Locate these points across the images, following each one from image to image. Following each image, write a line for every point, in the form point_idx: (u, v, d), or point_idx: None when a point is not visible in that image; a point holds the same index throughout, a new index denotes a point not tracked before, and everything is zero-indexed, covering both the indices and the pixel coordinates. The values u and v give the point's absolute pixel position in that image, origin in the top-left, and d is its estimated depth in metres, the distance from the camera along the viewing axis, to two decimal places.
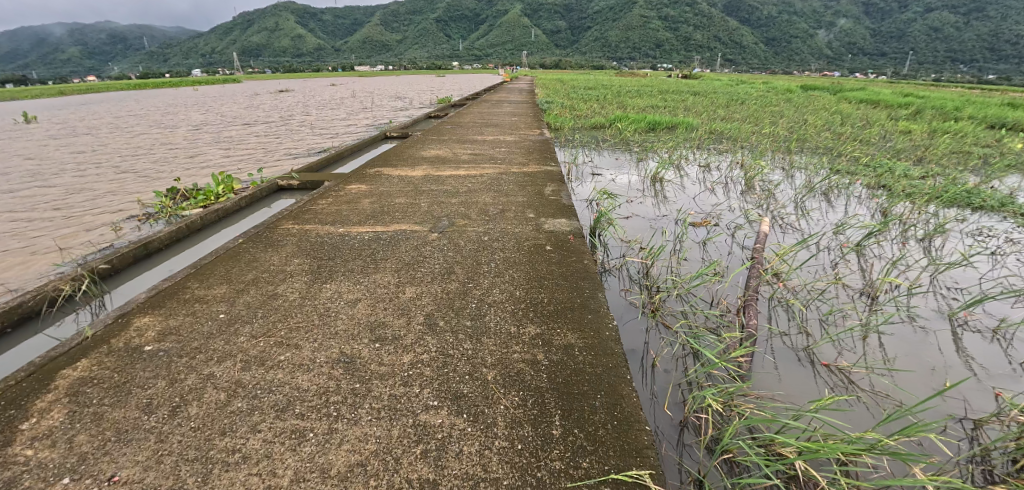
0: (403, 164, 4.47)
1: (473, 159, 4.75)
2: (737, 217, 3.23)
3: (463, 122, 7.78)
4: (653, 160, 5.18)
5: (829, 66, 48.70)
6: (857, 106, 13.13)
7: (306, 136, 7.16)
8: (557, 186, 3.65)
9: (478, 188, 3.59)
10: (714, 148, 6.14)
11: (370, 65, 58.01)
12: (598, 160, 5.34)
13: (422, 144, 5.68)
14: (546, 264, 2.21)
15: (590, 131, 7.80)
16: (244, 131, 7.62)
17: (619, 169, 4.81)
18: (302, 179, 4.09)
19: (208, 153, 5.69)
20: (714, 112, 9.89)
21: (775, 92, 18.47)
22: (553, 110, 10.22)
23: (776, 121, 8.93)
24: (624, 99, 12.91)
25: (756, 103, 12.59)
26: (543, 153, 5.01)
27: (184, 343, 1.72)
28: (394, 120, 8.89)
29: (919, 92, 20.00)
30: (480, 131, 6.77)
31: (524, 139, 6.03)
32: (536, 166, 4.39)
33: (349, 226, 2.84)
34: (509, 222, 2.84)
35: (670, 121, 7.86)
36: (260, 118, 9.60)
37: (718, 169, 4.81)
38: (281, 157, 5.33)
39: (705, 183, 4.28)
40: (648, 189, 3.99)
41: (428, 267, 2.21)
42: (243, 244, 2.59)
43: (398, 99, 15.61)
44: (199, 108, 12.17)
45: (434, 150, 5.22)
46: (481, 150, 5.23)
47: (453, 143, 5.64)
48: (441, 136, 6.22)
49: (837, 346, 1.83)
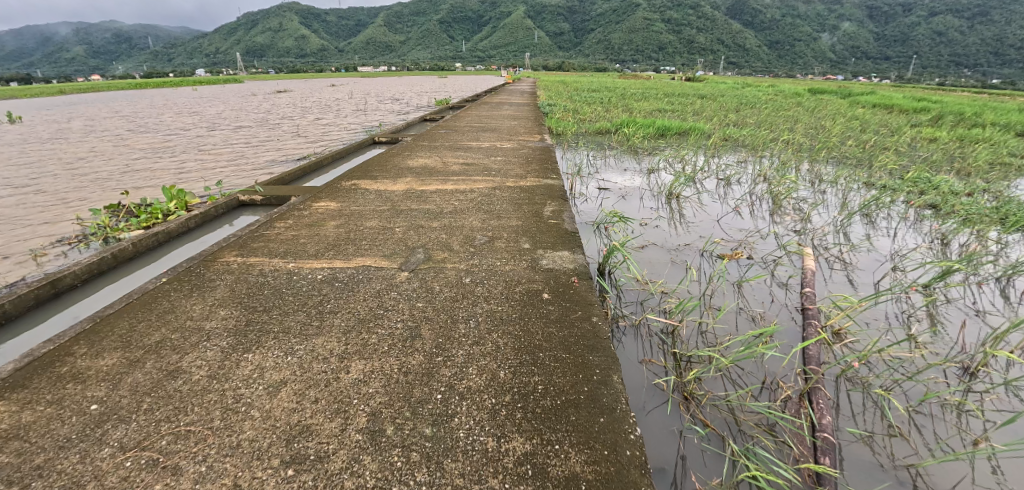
0: (384, 176, 3.94)
1: (465, 169, 4.23)
2: (773, 247, 2.70)
3: (458, 126, 7.24)
4: (666, 173, 4.64)
5: (834, 70, 48.23)
6: (872, 110, 12.58)
7: (288, 141, 6.64)
8: (559, 206, 3.12)
9: (465, 208, 3.07)
10: (731, 157, 5.62)
11: (371, 66, 57.81)
12: (605, 171, 4.80)
13: (411, 151, 5.15)
14: (542, 324, 1.69)
15: (595, 136, 7.28)
16: (223, 136, 7.10)
17: (629, 182, 4.27)
18: (268, 193, 3.56)
19: (175, 161, 5.18)
20: (726, 117, 9.34)
21: (784, 96, 17.92)
22: (555, 113, 9.69)
23: (793, 127, 8.37)
24: (630, 102, 12.38)
25: (767, 107, 12.07)
26: (544, 163, 4.49)
27: (24, 459, 1.22)
28: (387, 123, 8.38)
29: (932, 97, 19.45)
30: (475, 137, 6.24)
31: (523, 146, 5.51)
32: (535, 179, 3.86)
33: (303, 260, 2.31)
34: (498, 254, 2.30)
35: (681, 127, 7.34)
36: (247, 121, 9.09)
37: (740, 184, 4.30)
38: (253, 167, 4.82)
39: (728, 200, 3.75)
40: (665, 208, 3.46)
41: (386, 327, 1.68)
42: (166, 286, 2.07)
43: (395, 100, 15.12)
44: (186, 109, 11.67)
45: (423, 158, 4.69)
46: (474, 159, 4.71)
47: (444, 151, 5.12)
48: (432, 143, 5.70)
49: (947, 467, 1.35)
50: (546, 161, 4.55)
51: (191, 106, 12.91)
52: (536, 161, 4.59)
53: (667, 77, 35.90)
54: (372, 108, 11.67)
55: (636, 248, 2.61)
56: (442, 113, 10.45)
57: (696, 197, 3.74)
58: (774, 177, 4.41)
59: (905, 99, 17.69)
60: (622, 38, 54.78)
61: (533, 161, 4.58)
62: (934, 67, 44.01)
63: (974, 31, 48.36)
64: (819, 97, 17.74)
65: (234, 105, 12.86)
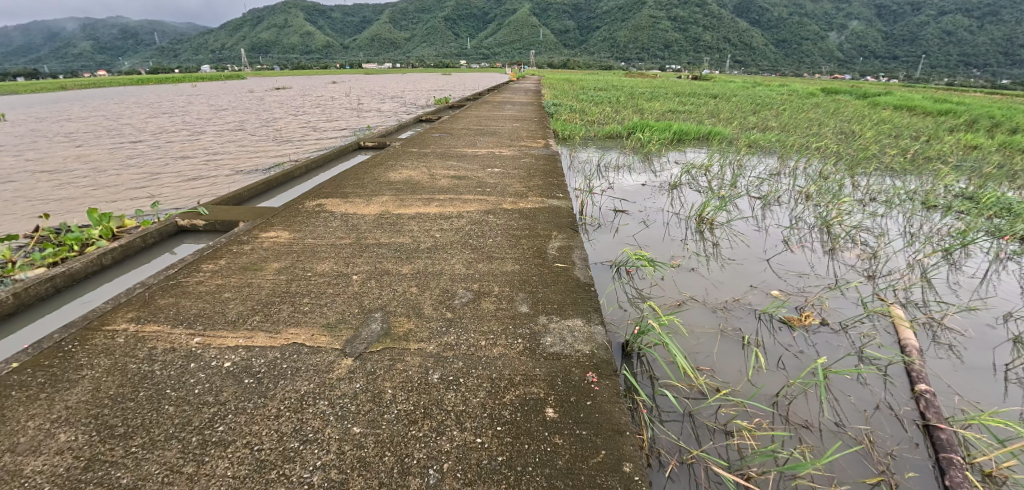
0: (356, 194, 3.29)
1: (454, 185, 3.57)
2: (849, 309, 2.05)
3: (454, 129, 6.58)
4: (691, 189, 3.97)
5: (842, 70, 47.46)
6: (895, 113, 11.85)
7: (266, 146, 6.00)
8: (566, 240, 2.46)
9: (449, 242, 2.41)
10: (759, 168, 4.95)
11: (373, 63, 57.27)
12: (619, 181, 4.13)
13: (395, 159, 4.52)
14: (539, 482, 1.10)
15: (604, 141, 6.61)
16: (197, 141, 6.49)
17: (649, 198, 3.62)
18: (212, 216, 2.94)
19: (130, 174, 4.57)
20: (744, 120, 8.66)
21: (798, 96, 17.22)
22: (560, 114, 9.03)
23: (819, 131, 7.67)
24: (640, 102, 11.69)
25: (785, 109, 11.39)
26: (549, 176, 3.83)
27: None
28: (377, 125, 7.74)
29: (952, 98, 18.76)
30: (472, 142, 5.59)
31: (525, 154, 4.84)
32: (538, 199, 3.20)
33: (214, 330, 1.68)
34: (485, 324, 1.66)
35: (700, 132, 6.67)
36: (231, 122, 8.49)
37: (780, 204, 3.63)
38: (214, 181, 4.20)
39: (771, 228, 3.09)
40: (696, 240, 2.81)
41: (294, 482, 1.09)
42: (11, 377, 1.47)
43: (393, 99, 14.48)
44: (171, 109, 11.07)
45: (408, 170, 4.03)
46: (467, 171, 4.05)
47: (433, 160, 4.46)
48: (422, 149, 5.05)
49: None
50: (551, 175, 3.89)
51: (178, 105, 12.30)
52: (539, 174, 3.93)
53: (673, 75, 35.25)
54: (367, 108, 11.05)
55: (670, 306, 1.97)
56: (440, 113, 9.82)
57: (732, 223, 3.09)
58: (819, 197, 3.74)
59: (923, 100, 17.00)
60: (627, 37, 54.02)
61: (536, 174, 3.92)
62: (945, 65, 43.16)
63: (987, 30, 47.43)
64: (833, 98, 17.05)
65: (223, 104, 12.28)
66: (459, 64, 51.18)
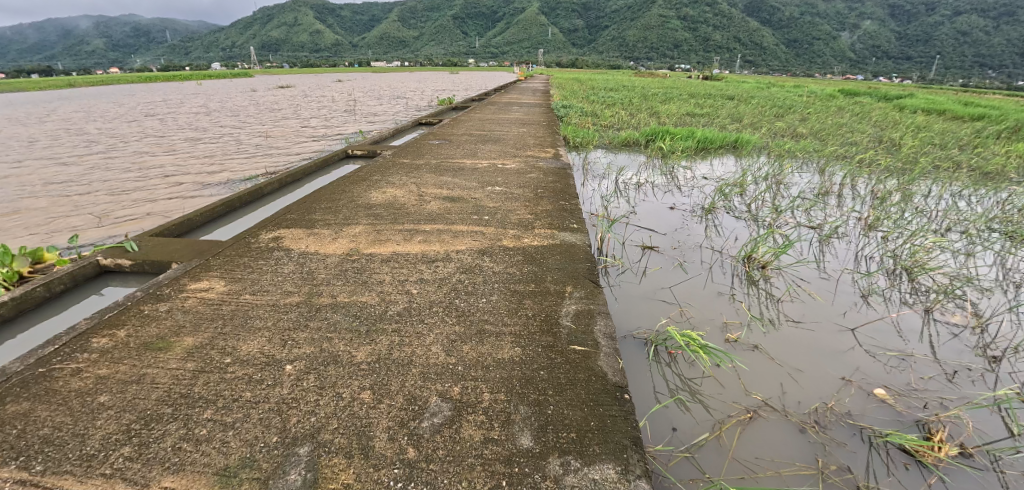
0: (323, 224, 2.69)
1: (445, 211, 2.95)
2: (991, 427, 1.46)
3: (454, 135, 5.96)
4: (729, 214, 3.35)
5: (857, 71, 46.40)
6: (928, 118, 11.11)
7: (245, 154, 5.42)
8: (584, 300, 1.83)
9: (427, 303, 1.80)
10: (800, 184, 4.31)
11: (380, 62, 56.98)
12: (642, 202, 3.51)
13: (382, 173, 3.93)
14: None
15: (620, 150, 5.98)
16: (173, 147, 5.93)
17: (681, 226, 2.99)
18: (141, 254, 2.36)
19: (82, 190, 4.02)
20: (770, 125, 7.99)
21: (820, 98, 16.43)
22: (570, 117, 8.38)
23: (856, 139, 6.95)
24: (655, 104, 11.02)
25: (810, 112, 10.70)
26: (559, 198, 3.22)
27: None
28: (372, 129, 7.16)
29: (978, 100, 17.93)
30: (472, 150, 4.99)
31: (531, 167, 4.23)
32: (546, 233, 2.57)
33: (57, 479, 1.13)
34: (461, 478, 1.10)
35: (726, 141, 6.02)
36: (218, 126, 7.94)
37: (840, 236, 3.01)
38: (171, 201, 3.62)
39: (838, 274, 2.47)
40: (749, 295, 2.20)
41: None
42: None
43: (395, 99, 13.90)
44: (160, 110, 10.53)
45: (393, 189, 3.42)
46: (461, 190, 3.43)
47: (425, 176, 3.84)
48: (415, 160, 4.46)
49: None
50: (562, 196, 3.27)
51: (170, 104, 11.78)
52: (547, 195, 3.31)
53: (684, 76, 34.52)
54: (367, 110, 10.48)
55: (738, 421, 1.41)
56: (441, 115, 9.22)
57: (790, 267, 2.47)
58: (888, 228, 3.09)
59: (951, 102, 16.15)
60: (637, 36, 53.13)
61: (543, 195, 3.30)
62: (961, 67, 42.22)
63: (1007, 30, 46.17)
64: (856, 100, 16.26)
65: (218, 104, 11.76)
66: (465, 64, 50.73)
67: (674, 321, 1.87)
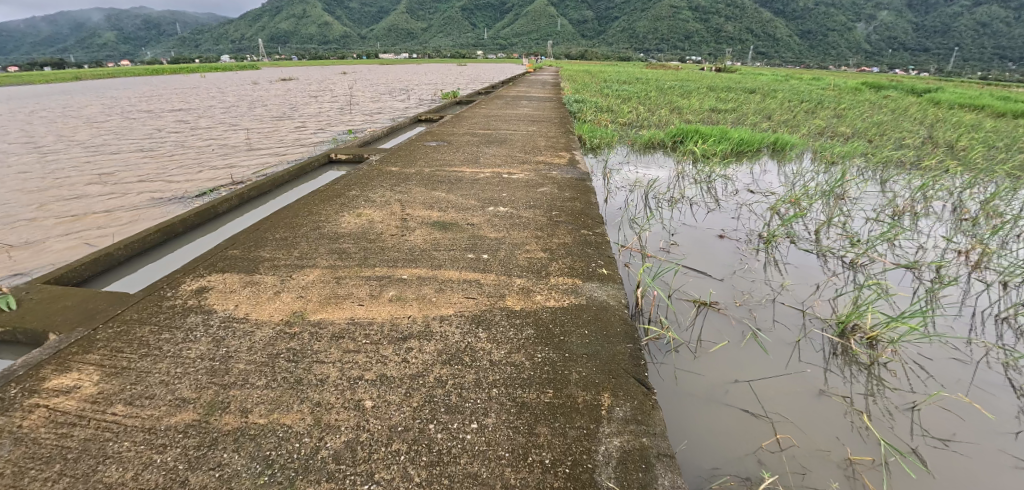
0: (270, 271, 2.03)
1: (432, 244, 2.25)
2: None
3: (454, 135, 5.25)
4: (794, 244, 2.65)
5: (875, 63, 44.98)
6: (969, 114, 10.29)
7: (216, 157, 4.77)
8: (631, 426, 1.18)
9: (383, 433, 1.16)
10: (863, 200, 3.60)
11: (386, 53, 56.41)
12: (680, 228, 2.80)
13: (362, 185, 3.27)
14: None
15: (642, 152, 5.29)
16: (140, 146, 5.29)
17: (739, 266, 2.30)
18: (15, 315, 1.73)
19: (11, 204, 3.38)
20: (806, 122, 7.23)
21: (845, 92, 15.55)
22: (583, 113, 7.64)
23: (908, 142, 6.15)
24: (674, 98, 10.27)
25: (842, 108, 9.91)
26: (578, 223, 2.54)
27: None
28: (365, 126, 6.50)
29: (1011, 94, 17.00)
30: (473, 154, 4.32)
31: (542, 177, 3.54)
32: (566, 283, 1.87)
33: None
34: None
35: (763, 141, 5.31)
36: (199, 119, 7.30)
37: (948, 279, 2.30)
38: (106, 223, 2.99)
39: (975, 349, 1.77)
40: (862, 393, 1.54)
41: None
42: None
43: (395, 93, 13.22)
44: (145, 102, 9.89)
45: (371, 211, 2.74)
46: (456, 211, 2.74)
47: (414, 190, 3.15)
48: (405, 167, 3.79)
49: None
50: (583, 222, 2.56)
51: (158, 97, 11.17)
52: (564, 219, 2.61)
53: (697, 68, 33.48)
54: (365, 105, 9.81)
55: None
56: (443, 111, 8.52)
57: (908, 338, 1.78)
58: (1007, 266, 2.36)
59: (984, 97, 15.22)
60: (648, 26, 51.86)
61: (560, 220, 2.60)
62: (982, 60, 40.76)
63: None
64: (882, 94, 15.33)
65: (209, 97, 11.14)
66: (472, 55, 50.09)
67: (774, 458, 1.25)
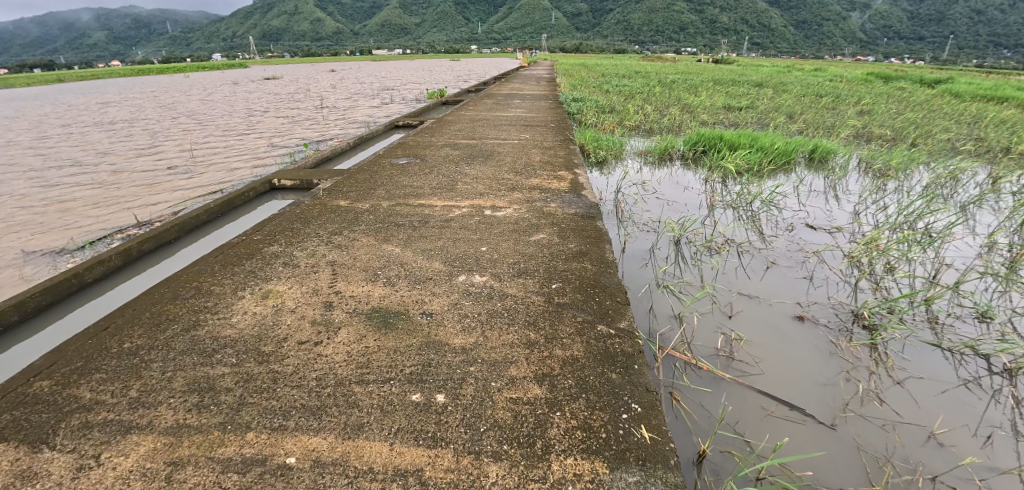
0: (71, 445, 1.20)
1: (357, 367, 1.39)
2: None
3: (430, 149, 4.36)
4: (915, 332, 1.78)
5: (872, 51, 44.37)
6: (995, 106, 9.55)
7: (135, 184, 3.86)
8: None
9: None
10: (958, 234, 2.75)
11: (376, 49, 55.40)
12: (736, 298, 1.94)
13: (292, 233, 2.39)
14: None
15: (656, 165, 4.44)
16: (51, 171, 4.37)
17: (847, 389, 1.46)
18: None
19: None
20: (833, 121, 6.41)
21: (856, 84, 14.67)
22: (582, 115, 6.74)
23: (959, 147, 5.31)
24: (679, 94, 9.42)
25: (861, 102, 9.13)
26: (591, 306, 1.67)
27: None
28: (331, 136, 5.61)
29: (1016, 82, 16.45)
30: (451, 175, 3.45)
31: (535, 213, 2.66)
32: (573, 480, 1.05)
33: None
34: None
35: (798, 148, 4.49)
36: (145, 132, 6.36)
37: None
38: None
39: None
40: None
41: None
42: None
43: (378, 93, 12.30)
44: (95, 111, 8.91)
45: (286, 288, 1.87)
46: (411, 284, 1.85)
47: (358, 241, 2.26)
48: (359, 198, 2.92)
49: None
50: (599, 301, 1.70)
51: (116, 104, 10.19)
52: (571, 296, 1.73)
53: (694, 60, 32.53)
54: (341, 107, 8.88)
55: None
56: (425, 114, 7.60)
57: None
58: None
59: (995, 87, 14.59)
60: (642, 18, 50.96)
61: (564, 298, 1.72)
62: (979, 47, 40.25)
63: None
64: (893, 86, 14.55)
65: (174, 101, 10.22)
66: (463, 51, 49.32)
67: None
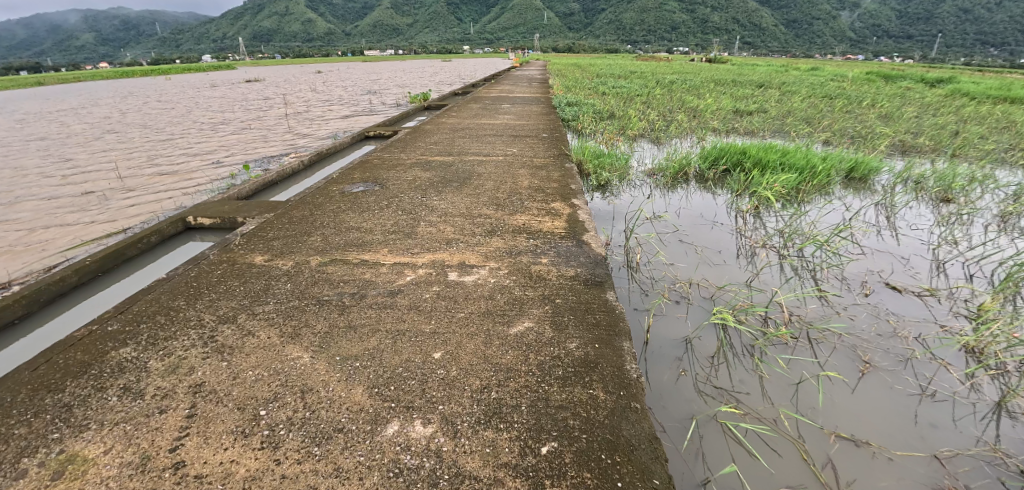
0: None
1: None
2: None
3: (397, 170, 3.61)
4: None
5: (864, 49, 44.16)
6: (1011, 107, 9.02)
7: (21, 220, 3.05)
8: None
9: None
10: None
11: (364, 50, 54.49)
12: (836, 445, 1.24)
13: (164, 319, 1.64)
14: None
15: (668, 188, 3.71)
16: None
17: None
18: None
19: None
20: (857, 128, 5.74)
21: (858, 83, 14.10)
22: (578, 123, 6.00)
23: (1006, 158, 4.65)
24: (681, 97, 8.73)
25: (873, 104, 8.49)
26: None
27: None
28: (288, 151, 4.83)
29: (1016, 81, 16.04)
30: (415, 210, 2.70)
31: (521, 274, 1.91)
32: None
33: None
34: None
35: (836, 164, 3.78)
36: (79, 148, 5.53)
37: None
38: None
39: None
40: None
41: None
42: None
43: (359, 97, 11.50)
44: (38, 122, 8.01)
45: (100, 452, 1.13)
46: (306, 443, 1.11)
47: (252, 337, 1.50)
48: (284, 251, 2.17)
49: None
50: None
51: (66, 112, 9.28)
52: (573, 480, 1.02)
53: (688, 59, 32.11)
54: (313, 115, 8.08)
55: None
56: (403, 122, 6.83)
57: None
58: None
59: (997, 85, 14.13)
60: (635, 18, 50.40)
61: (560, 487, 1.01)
62: (970, 45, 40.18)
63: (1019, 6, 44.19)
64: (894, 86, 14.06)
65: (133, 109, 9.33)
66: (453, 52, 48.58)
67: None
